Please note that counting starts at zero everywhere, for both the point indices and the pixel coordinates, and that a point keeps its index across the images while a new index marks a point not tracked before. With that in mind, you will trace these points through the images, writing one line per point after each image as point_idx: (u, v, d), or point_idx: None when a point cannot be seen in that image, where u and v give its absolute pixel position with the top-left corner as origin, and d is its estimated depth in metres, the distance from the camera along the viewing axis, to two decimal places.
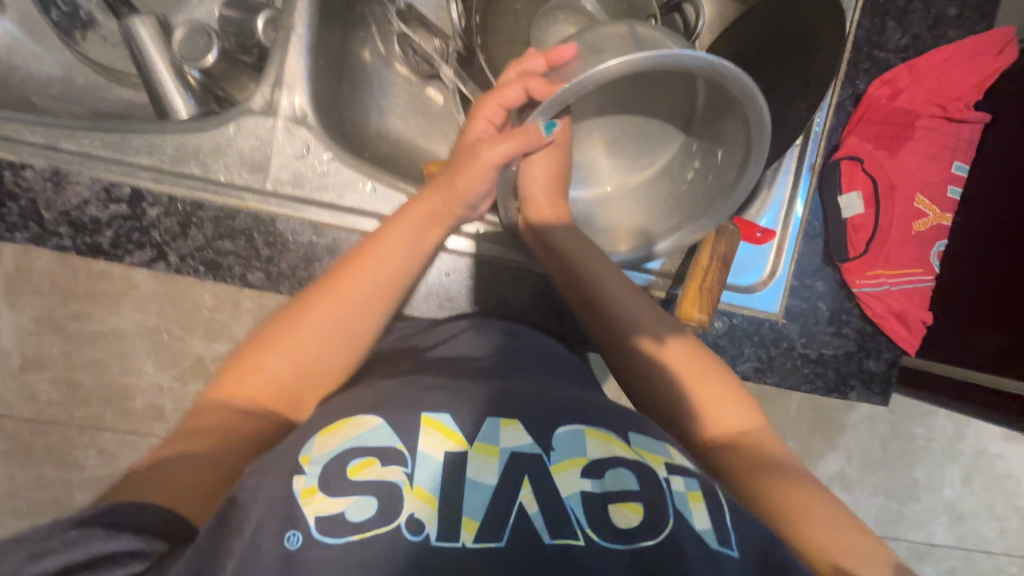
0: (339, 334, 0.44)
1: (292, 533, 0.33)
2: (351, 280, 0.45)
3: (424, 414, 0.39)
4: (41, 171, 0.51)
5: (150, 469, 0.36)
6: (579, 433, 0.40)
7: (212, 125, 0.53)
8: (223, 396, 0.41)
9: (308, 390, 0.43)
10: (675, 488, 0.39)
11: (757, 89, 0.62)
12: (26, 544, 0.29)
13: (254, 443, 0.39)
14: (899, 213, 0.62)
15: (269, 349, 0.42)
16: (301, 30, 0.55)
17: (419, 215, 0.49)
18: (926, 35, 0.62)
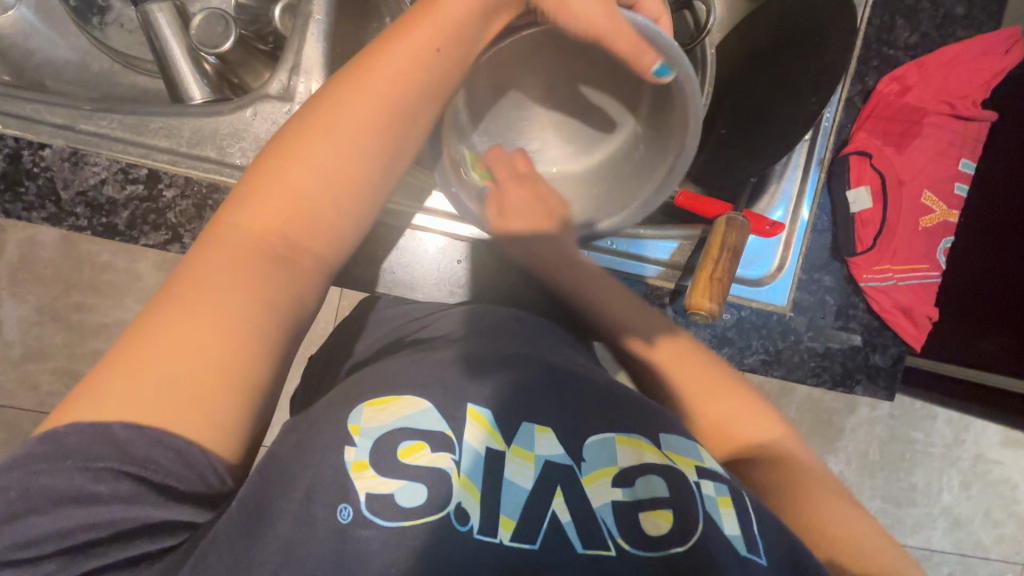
0: (369, 139, 0.38)
1: (343, 507, 0.34)
2: (381, 77, 0.39)
3: (472, 406, 0.39)
4: (60, 150, 0.51)
5: (154, 342, 0.32)
6: (611, 441, 0.40)
7: (229, 111, 0.54)
8: (231, 248, 0.35)
9: (341, 218, 0.38)
10: (705, 492, 0.39)
11: (768, 84, 0.63)
12: (74, 477, 0.29)
13: (279, 279, 0.36)
14: (905, 209, 0.63)
15: (288, 202, 0.37)
16: (320, 17, 0.55)
17: (466, 11, 0.41)
18: (935, 33, 0.62)
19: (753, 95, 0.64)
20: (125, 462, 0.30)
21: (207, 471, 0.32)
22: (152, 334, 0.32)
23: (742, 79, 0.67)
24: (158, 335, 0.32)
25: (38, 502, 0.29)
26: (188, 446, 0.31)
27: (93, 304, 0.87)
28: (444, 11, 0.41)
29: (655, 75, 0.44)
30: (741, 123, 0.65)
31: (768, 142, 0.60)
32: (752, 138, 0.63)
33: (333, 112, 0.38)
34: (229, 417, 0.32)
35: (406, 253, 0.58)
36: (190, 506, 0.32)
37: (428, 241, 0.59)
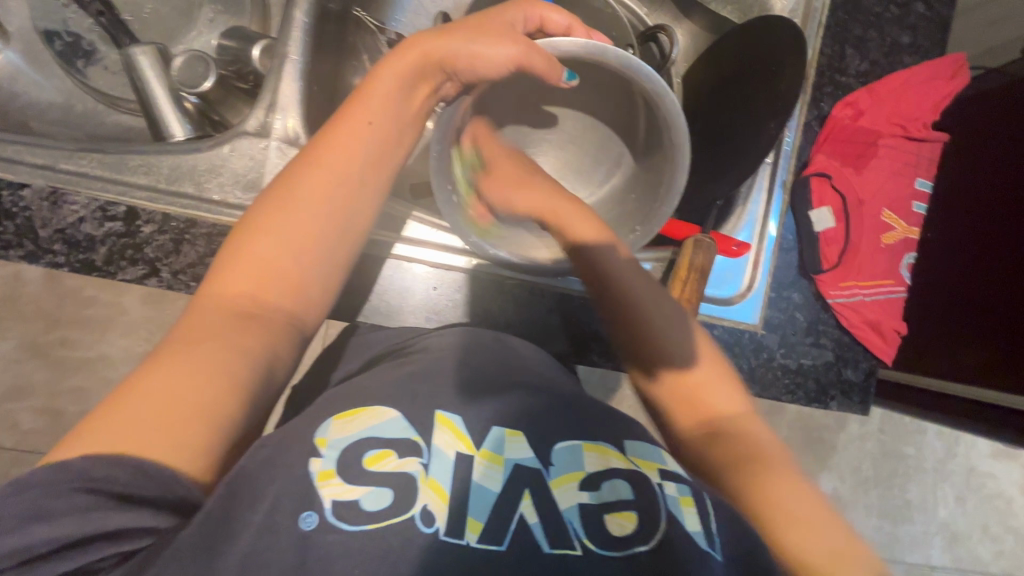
0: (325, 204, 0.42)
1: (307, 514, 0.35)
2: (327, 149, 0.43)
3: (439, 411, 0.41)
4: (39, 190, 0.53)
5: (132, 390, 0.33)
6: (578, 448, 0.41)
7: (208, 147, 0.55)
8: (202, 320, 0.37)
9: (309, 276, 0.41)
10: (667, 492, 0.40)
11: (729, 110, 0.66)
12: (31, 501, 0.29)
13: (249, 335, 0.37)
14: (868, 226, 0.65)
15: (254, 269, 0.40)
16: (295, 57, 0.58)
17: (392, 80, 0.46)
18: (884, 61, 0.66)
19: (717, 120, 0.67)
20: (77, 479, 0.29)
21: (178, 484, 0.32)
22: (128, 394, 0.33)
23: (704, 106, 0.70)
24: (133, 389, 0.33)
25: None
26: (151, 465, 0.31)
27: (75, 339, 0.87)
28: (375, 90, 0.46)
29: (564, 77, 0.52)
30: (706, 149, 0.67)
31: (731, 165, 0.63)
32: (718, 162, 0.65)
33: (293, 185, 0.42)
34: (208, 447, 0.33)
35: (384, 280, 0.59)
36: (152, 513, 0.31)
37: (414, 272, 0.60)
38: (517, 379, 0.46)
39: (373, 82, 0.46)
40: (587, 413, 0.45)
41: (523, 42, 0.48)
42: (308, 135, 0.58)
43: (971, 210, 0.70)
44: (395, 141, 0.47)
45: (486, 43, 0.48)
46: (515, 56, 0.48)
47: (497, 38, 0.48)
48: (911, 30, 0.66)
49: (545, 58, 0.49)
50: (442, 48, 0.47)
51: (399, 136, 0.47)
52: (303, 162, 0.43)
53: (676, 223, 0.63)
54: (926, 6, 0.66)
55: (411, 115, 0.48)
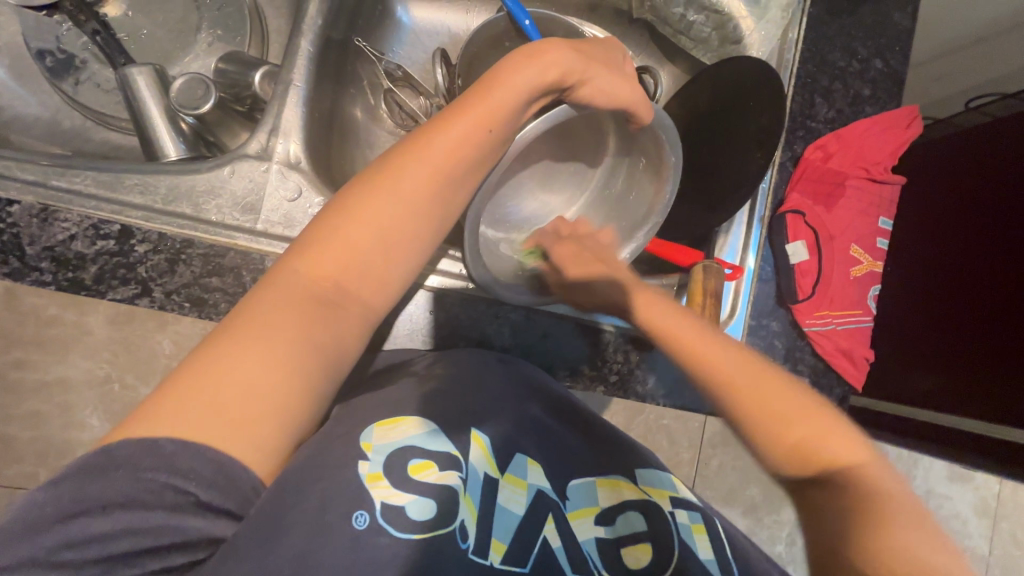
0: (422, 204, 0.45)
1: (359, 514, 0.37)
2: (438, 144, 0.45)
3: (473, 432, 0.46)
4: (29, 207, 0.51)
5: (262, 333, 0.38)
6: (592, 484, 0.47)
7: (208, 168, 0.55)
8: (290, 293, 0.40)
9: (389, 274, 0.44)
10: (680, 521, 0.46)
11: (710, 148, 0.71)
12: (122, 489, 0.33)
13: (333, 323, 0.41)
14: (838, 261, 0.70)
15: (344, 255, 0.42)
16: (299, 84, 0.60)
17: (513, 98, 0.48)
18: (848, 110, 0.71)
19: (698, 156, 0.73)
20: (168, 474, 0.33)
21: (250, 487, 0.36)
22: (228, 348, 0.37)
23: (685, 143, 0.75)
24: (224, 355, 0.36)
25: (91, 506, 0.32)
26: (228, 460, 0.35)
27: (35, 361, 0.83)
28: (498, 100, 0.47)
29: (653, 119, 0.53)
30: (689, 184, 0.72)
31: (717, 203, 0.68)
32: (705, 196, 0.70)
33: (395, 177, 0.44)
34: (270, 444, 0.37)
35: None
36: (220, 521, 0.35)
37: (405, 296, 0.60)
38: (527, 399, 0.51)
39: (506, 72, 0.48)
40: (603, 449, 0.51)
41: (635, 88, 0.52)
42: (309, 160, 0.59)
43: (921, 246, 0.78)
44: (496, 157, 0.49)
45: (608, 80, 0.50)
46: (626, 101, 0.51)
47: (617, 78, 0.51)
48: (871, 83, 0.72)
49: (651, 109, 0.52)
50: (567, 71, 0.49)
51: (514, 129, 0.49)
52: (414, 155, 0.45)
53: (686, 251, 0.65)
54: (884, 62, 0.72)
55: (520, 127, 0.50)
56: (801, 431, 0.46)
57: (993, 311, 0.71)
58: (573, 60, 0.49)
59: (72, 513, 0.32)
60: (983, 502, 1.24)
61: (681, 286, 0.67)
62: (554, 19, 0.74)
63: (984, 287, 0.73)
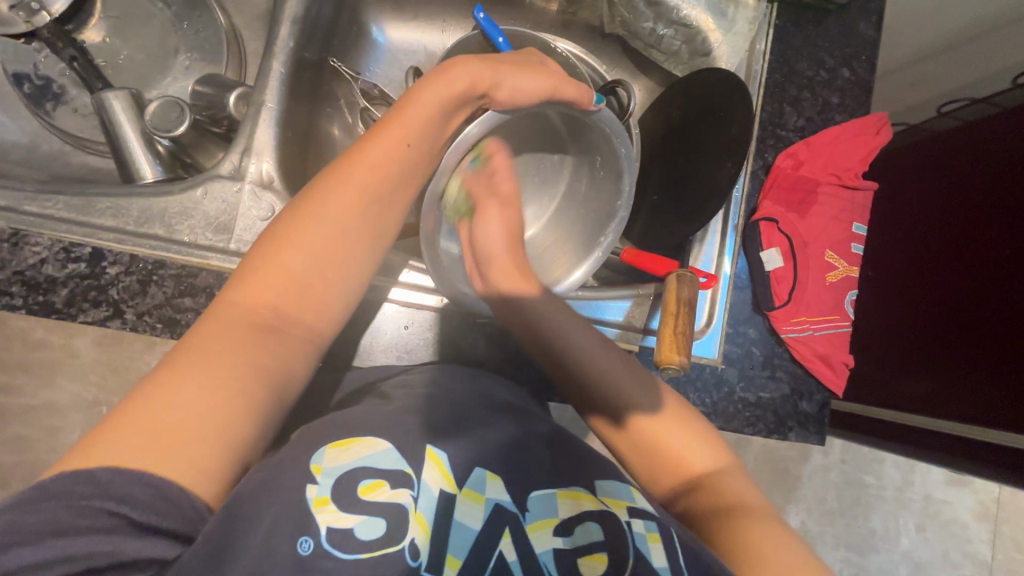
0: (354, 225, 0.47)
1: (303, 539, 0.38)
2: (359, 166, 0.48)
3: (429, 448, 0.46)
4: (0, 231, 0.52)
5: (198, 365, 0.39)
6: (552, 495, 0.46)
7: (180, 190, 0.56)
8: (228, 324, 0.41)
9: (330, 294, 0.46)
10: (636, 530, 0.45)
11: (684, 158, 0.72)
12: (58, 515, 0.33)
13: (274, 346, 0.42)
14: (813, 266, 0.70)
15: (280, 282, 0.44)
16: (271, 105, 0.60)
17: (427, 114, 0.50)
18: (817, 118, 0.72)
19: (673, 166, 0.73)
20: (104, 500, 0.34)
21: (192, 510, 0.36)
22: (164, 385, 0.38)
23: (661, 153, 0.76)
24: (155, 394, 0.37)
25: (24, 535, 0.32)
26: (167, 485, 0.35)
27: (17, 385, 0.83)
28: (413, 118, 0.50)
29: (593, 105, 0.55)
30: (665, 194, 0.73)
31: (690, 212, 0.68)
32: (680, 205, 0.70)
33: (324, 203, 0.46)
34: (214, 469, 0.37)
35: (357, 320, 0.60)
36: (164, 542, 0.35)
37: (381, 311, 0.60)
38: (496, 415, 0.51)
39: (416, 93, 0.51)
40: (564, 458, 0.51)
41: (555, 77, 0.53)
42: (282, 179, 0.59)
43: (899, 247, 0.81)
44: (421, 170, 0.51)
45: (524, 77, 0.52)
46: (549, 87, 0.52)
47: (531, 73, 0.52)
48: (839, 92, 0.73)
49: (576, 88, 0.53)
50: (479, 80, 0.51)
51: (433, 144, 0.52)
52: (339, 179, 0.47)
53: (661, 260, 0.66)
54: (851, 71, 0.73)
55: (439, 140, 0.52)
56: (682, 451, 0.51)
57: (979, 315, 0.70)
58: (481, 67, 0.52)
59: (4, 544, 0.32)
60: (983, 506, 1.23)
61: (658, 296, 0.67)
62: (527, 35, 0.75)
63: (969, 292, 0.72)
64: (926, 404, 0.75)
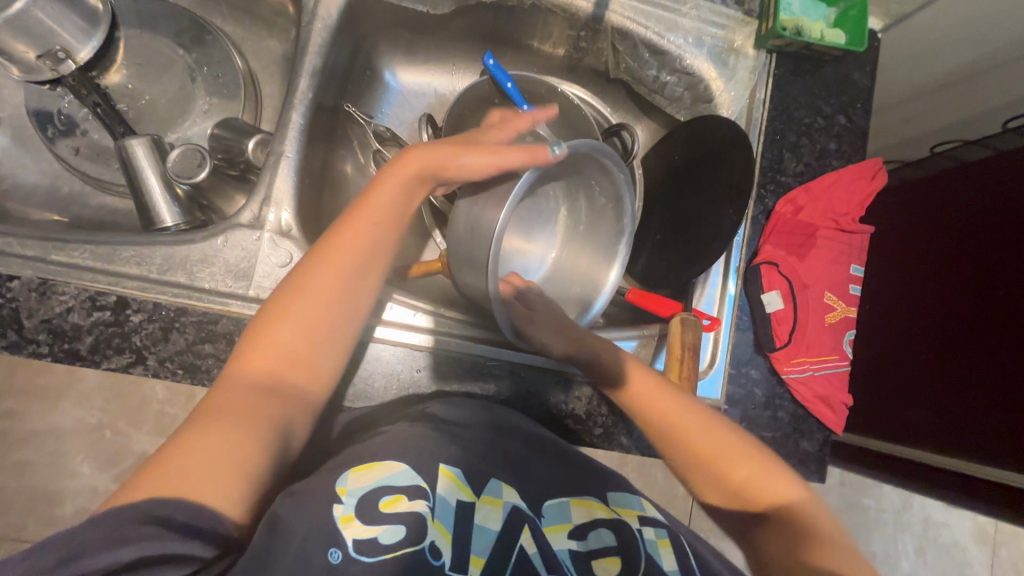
0: (340, 294, 0.48)
1: (333, 550, 0.40)
2: (341, 239, 0.49)
3: (444, 465, 0.48)
4: (28, 282, 0.53)
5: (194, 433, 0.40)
6: (566, 503, 0.50)
7: (202, 238, 0.58)
8: (227, 401, 0.43)
9: (324, 359, 0.47)
10: (646, 536, 0.49)
11: (686, 201, 0.75)
12: (110, 529, 0.35)
13: (273, 416, 0.43)
14: (813, 308, 0.72)
15: (274, 355, 0.45)
16: (290, 154, 0.63)
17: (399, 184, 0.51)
18: (816, 164, 0.75)
19: (676, 208, 0.76)
20: (149, 513, 0.36)
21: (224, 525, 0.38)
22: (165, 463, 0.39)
23: (663, 194, 0.79)
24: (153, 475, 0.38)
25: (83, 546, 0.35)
26: (201, 509, 0.38)
27: (27, 411, 0.84)
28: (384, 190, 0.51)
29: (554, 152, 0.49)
30: (668, 236, 0.76)
31: (693, 257, 0.71)
32: (684, 248, 0.73)
33: (309, 279, 0.47)
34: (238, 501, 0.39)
35: (370, 361, 0.61)
36: (200, 544, 0.38)
37: (392, 354, 0.62)
38: (506, 429, 0.54)
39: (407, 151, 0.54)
40: (572, 471, 0.54)
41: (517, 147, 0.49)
42: (300, 227, 0.61)
43: (894, 279, 0.83)
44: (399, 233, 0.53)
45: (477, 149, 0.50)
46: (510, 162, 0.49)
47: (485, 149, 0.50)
48: (836, 138, 0.76)
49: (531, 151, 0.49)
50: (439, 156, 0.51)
51: (407, 213, 0.53)
52: (322, 255, 0.49)
53: (665, 302, 0.69)
54: (847, 119, 0.76)
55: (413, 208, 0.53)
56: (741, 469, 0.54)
57: (972, 351, 0.73)
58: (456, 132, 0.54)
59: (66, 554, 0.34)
60: (982, 530, 1.24)
61: (662, 337, 0.70)
62: (536, 79, 0.78)
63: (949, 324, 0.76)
64: (926, 434, 0.77)
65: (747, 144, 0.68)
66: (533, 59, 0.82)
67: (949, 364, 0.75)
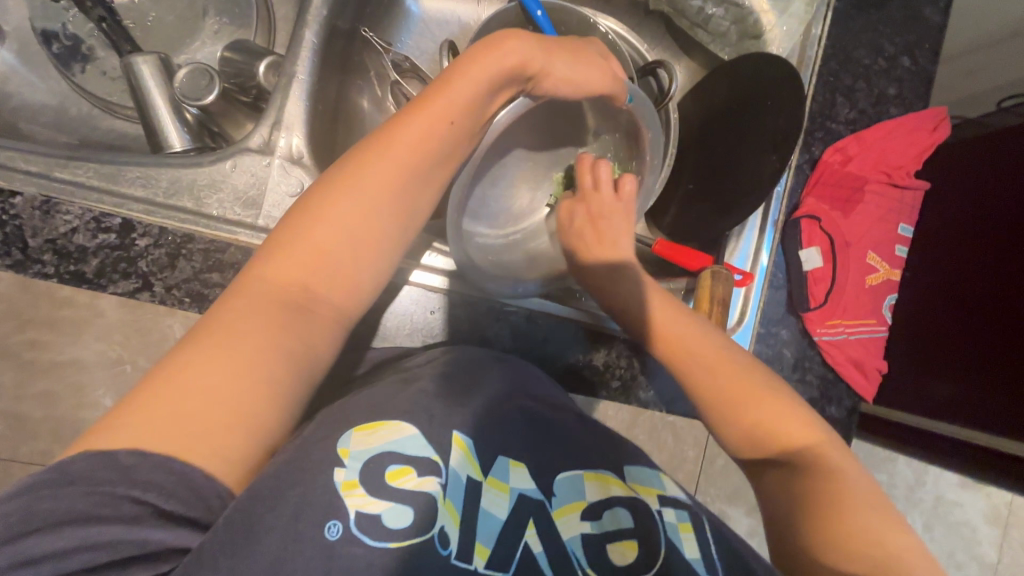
0: (390, 202, 0.45)
1: (332, 524, 0.36)
2: (398, 139, 0.46)
3: (456, 433, 0.44)
4: (31, 199, 0.51)
5: (212, 347, 0.37)
6: (579, 478, 0.46)
7: (209, 162, 0.55)
8: (252, 299, 0.40)
9: (363, 273, 0.44)
10: (667, 519, 0.45)
11: (722, 147, 0.69)
12: (79, 502, 0.32)
13: (300, 330, 0.41)
14: (854, 268, 0.68)
15: (309, 258, 0.42)
16: (303, 77, 0.59)
17: (477, 83, 0.48)
18: (872, 111, 0.68)
19: (710, 152, 0.70)
20: (127, 488, 0.33)
21: (215, 498, 0.35)
22: (172, 377, 0.36)
23: (696, 139, 0.73)
24: (164, 391, 0.35)
25: (39, 522, 0.32)
26: (191, 472, 0.34)
27: None
28: (453, 94, 0.47)
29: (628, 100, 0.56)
30: (700, 184, 0.70)
31: (727, 207, 0.66)
32: (718, 198, 0.67)
33: (359, 173, 0.44)
34: (237, 451, 0.36)
35: (380, 302, 0.59)
36: (184, 531, 0.34)
37: (405, 294, 0.59)
38: (518, 391, 0.51)
39: (467, 64, 0.48)
40: (587, 439, 0.50)
41: (598, 70, 0.53)
42: (312, 154, 0.58)
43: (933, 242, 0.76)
44: (461, 148, 0.49)
45: (568, 66, 0.51)
46: (597, 87, 0.53)
47: (576, 64, 0.51)
48: (897, 83, 0.69)
49: (616, 83, 0.54)
50: (530, 61, 0.49)
51: (477, 120, 0.49)
52: (376, 149, 0.45)
53: (696, 256, 0.64)
54: (911, 61, 0.69)
55: (483, 118, 0.50)
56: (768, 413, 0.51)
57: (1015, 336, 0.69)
58: (534, 46, 0.49)
59: (20, 531, 0.31)
60: (994, 510, 1.21)
61: (688, 291, 0.66)
62: (568, 9, 0.71)
63: (979, 296, 0.73)
64: (949, 408, 0.75)
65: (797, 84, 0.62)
66: None
67: (978, 343, 0.72)
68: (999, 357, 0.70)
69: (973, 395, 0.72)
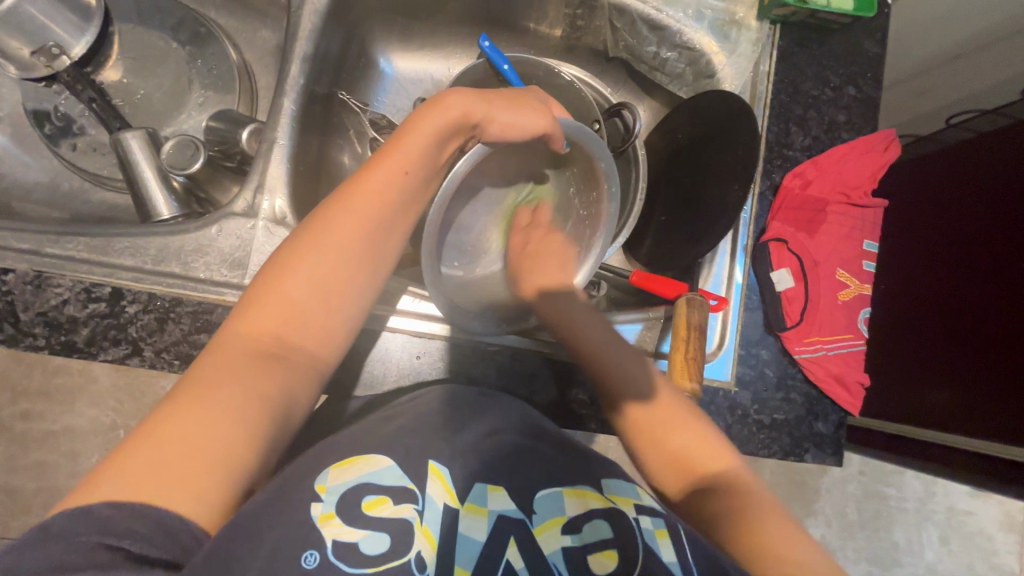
0: (357, 249, 0.47)
1: (308, 553, 0.37)
2: (361, 191, 0.48)
3: (433, 462, 0.45)
4: (23, 274, 0.54)
5: (187, 400, 0.39)
6: (559, 494, 0.46)
7: (196, 227, 0.57)
8: (228, 355, 0.42)
9: (335, 318, 0.46)
10: (644, 526, 0.45)
11: (688, 180, 0.73)
12: (57, 555, 0.32)
13: (275, 379, 0.42)
14: (825, 285, 0.70)
15: (283, 311, 0.44)
16: (283, 142, 0.62)
17: (429, 135, 0.51)
18: (825, 137, 0.72)
19: (678, 186, 0.74)
20: (100, 535, 0.33)
21: (190, 539, 0.35)
22: (150, 432, 0.37)
23: (664, 174, 0.77)
24: (143, 446, 0.36)
25: None
26: (168, 516, 0.35)
27: None
28: (408, 146, 0.50)
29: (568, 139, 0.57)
30: (671, 215, 0.74)
31: (696, 236, 0.69)
32: (688, 228, 0.70)
33: (325, 226, 0.47)
34: (216, 493, 0.37)
35: (368, 350, 0.60)
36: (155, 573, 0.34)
37: (392, 340, 0.61)
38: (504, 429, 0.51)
39: (418, 119, 0.52)
40: (575, 466, 0.50)
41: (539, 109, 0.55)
42: (295, 215, 0.60)
43: (905, 252, 0.79)
44: (421, 194, 0.52)
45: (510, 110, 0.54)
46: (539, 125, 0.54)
47: (518, 108, 0.54)
48: (846, 110, 0.73)
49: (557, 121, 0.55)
50: (475, 112, 0.53)
51: (431, 167, 0.52)
52: (340, 203, 0.48)
53: (672, 284, 0.66)
54: (857, 89, 0.74)
55: (438, 165, 0.53)
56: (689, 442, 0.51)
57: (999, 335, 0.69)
58: (473, 98, 0.53)
59: None
60: (1008, 517, 1.20)
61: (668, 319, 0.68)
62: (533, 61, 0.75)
63: (958, 301, 0.74)
64: (947, 416, 0.73)
65: (751, 118, 0.66)
66: (530, 42, 0.80)
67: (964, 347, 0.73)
68: (987, 357, 0.70)
69: (966, 400, 0.72)
